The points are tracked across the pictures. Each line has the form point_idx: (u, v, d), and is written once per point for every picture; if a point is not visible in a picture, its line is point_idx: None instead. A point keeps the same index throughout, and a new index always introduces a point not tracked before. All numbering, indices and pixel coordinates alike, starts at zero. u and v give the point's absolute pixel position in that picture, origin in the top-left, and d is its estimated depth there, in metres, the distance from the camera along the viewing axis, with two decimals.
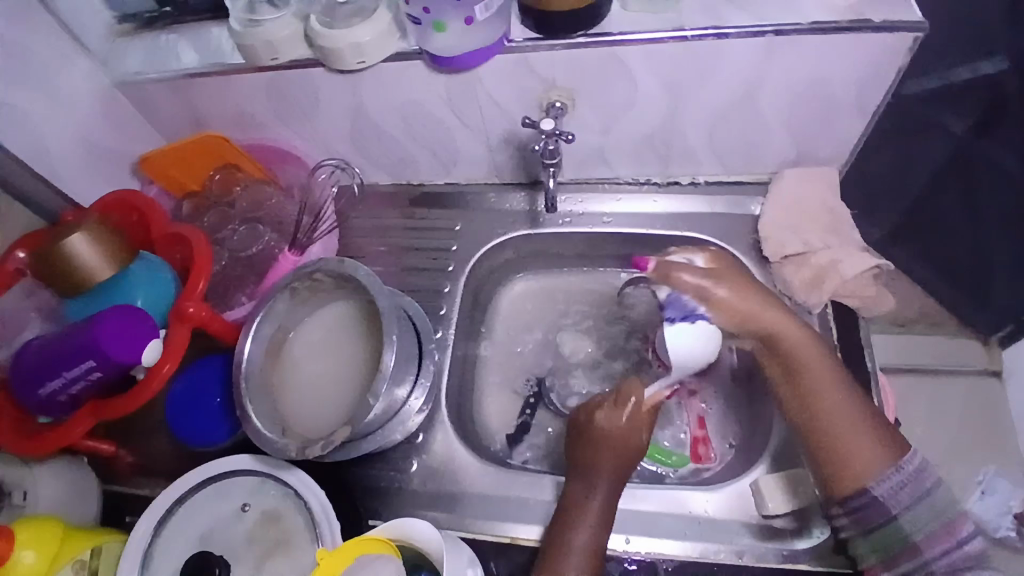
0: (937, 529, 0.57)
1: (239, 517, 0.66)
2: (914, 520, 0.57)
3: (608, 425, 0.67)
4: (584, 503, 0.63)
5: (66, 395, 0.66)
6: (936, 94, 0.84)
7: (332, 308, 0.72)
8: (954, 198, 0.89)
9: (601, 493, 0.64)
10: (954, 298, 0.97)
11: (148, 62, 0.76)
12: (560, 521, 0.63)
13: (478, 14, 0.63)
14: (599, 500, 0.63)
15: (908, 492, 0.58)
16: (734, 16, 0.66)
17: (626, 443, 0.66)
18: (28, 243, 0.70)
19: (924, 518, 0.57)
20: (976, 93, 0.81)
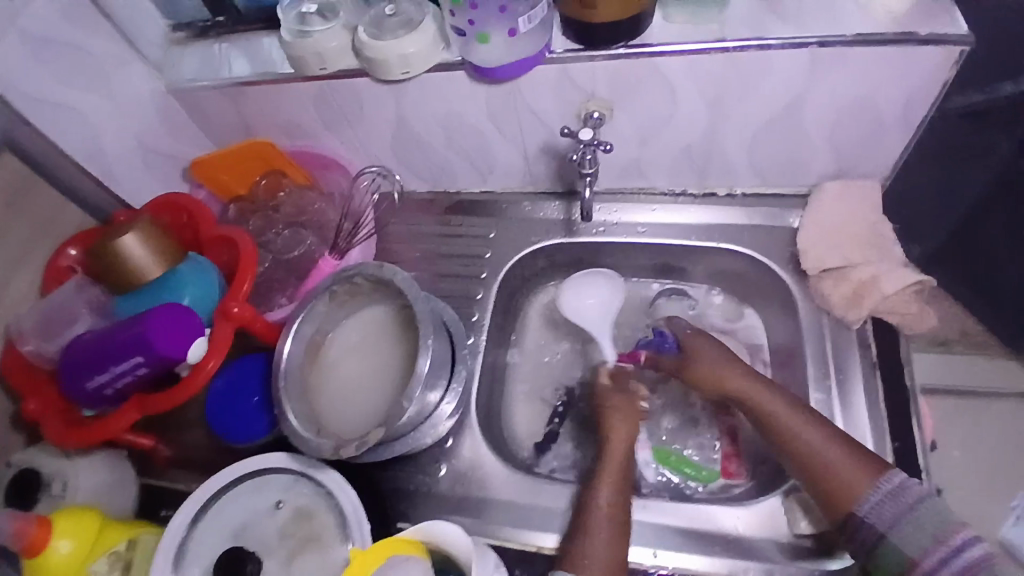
0: (929, 542, 0.54)
1: (272, 513, 0.68)
2: (904, 537, 0.55)
3: (617, 434, 0.70)
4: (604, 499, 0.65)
5: (113, 389, 0.68)
6: (983, 109, 0.73)
7: (368, 313, 0.73)
8: (1001, 218, 0.81)
9: (613, 492, 0.65)
10: (991, 319, 0.89)
11: (202, 70, 0.79)
12: (580, 523, 0.64)
13: (521, 25, 0.64)
14: (614, 503, 0.64)
15: (890, 507, 0.57)
16: (779, 29, 0.65)
17: (626, 454, 0.68)
18: (82, 240, 0.76)
19: (913, 533, 0.55)
20: (998, 113, 0.73)
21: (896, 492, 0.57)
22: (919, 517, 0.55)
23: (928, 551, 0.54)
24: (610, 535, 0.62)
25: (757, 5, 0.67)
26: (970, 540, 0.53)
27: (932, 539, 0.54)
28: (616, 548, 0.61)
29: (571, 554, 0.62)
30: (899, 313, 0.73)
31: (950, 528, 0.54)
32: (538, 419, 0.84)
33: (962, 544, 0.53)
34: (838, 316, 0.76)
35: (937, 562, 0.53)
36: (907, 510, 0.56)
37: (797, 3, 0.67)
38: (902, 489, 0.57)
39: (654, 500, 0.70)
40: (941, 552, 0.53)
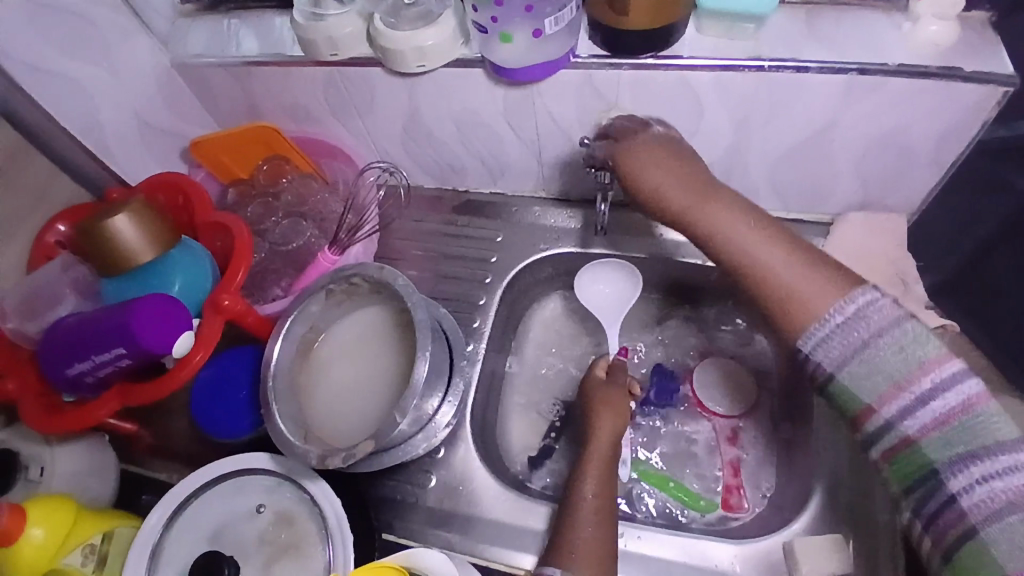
0: (885, 386, 0.45)
1: (253, 516, 0.66)
2: (858, 380, 0.46)
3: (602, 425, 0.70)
4: (590, 492, 0.64)
5: (93, 376, 0.67)
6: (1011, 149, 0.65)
7: (365, 313, 0.70)
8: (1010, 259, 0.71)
9: (598, 483, 0.65)
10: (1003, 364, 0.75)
11: (209, 46, 0.75)
12: (568, 514, 0.63)
13: (547, 27, 0.61)
14: (600, 497, 0.64)
15: (839, 342, 0.47)
16: (817, 51, 0.62)
17: (609, 447, 0.68)
18: (70, 216, 0.73)
19: (866, 374, 0.46)
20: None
21: (858, 316, 0.47)
22: (878, 352, 0.45)
23: (888, 397, 0.45)
24: (596, 528, 0.61)
25: (796, 24, 0.64)
26: (942, 384, 0.44)
27: (892, 383, 0.45)
28: (602, 543, 0.61)
29: (558, 548, 0.61)
30: None
31: (919, 370, 0.44)
32: (533, 433, 0.81)
33: (930, 390, 0.44)
34: None
35: (898, 410, 0.45)
36: (861, 346, 0.46)
37: (836, 25, 0.63)
38: (867, 311, 0.47)
39: (646, 529, 0.69)
40: (903, 400, 0.45)
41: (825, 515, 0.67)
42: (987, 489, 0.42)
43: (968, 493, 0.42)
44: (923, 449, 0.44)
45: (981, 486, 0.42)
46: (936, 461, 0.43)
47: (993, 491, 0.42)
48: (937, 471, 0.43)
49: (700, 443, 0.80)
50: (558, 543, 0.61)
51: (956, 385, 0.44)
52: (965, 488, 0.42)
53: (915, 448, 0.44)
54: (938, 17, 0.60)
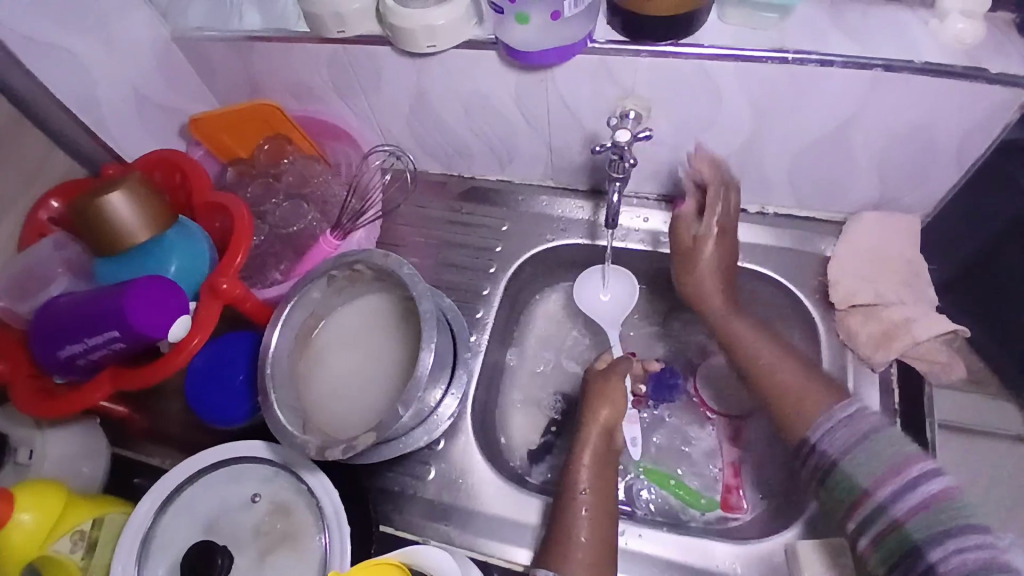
0: (881, 470, 0.51)
1: (248, 506, 0.64)
2: (856, 464, 0.52)
3: (597, 415, 0.66)
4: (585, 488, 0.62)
5: (86, 360, 0.64)
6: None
7: (368, 300, 0.68)
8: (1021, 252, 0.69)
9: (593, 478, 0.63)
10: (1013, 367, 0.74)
11: (211, 19, 0.73)
12: (563, 512, 0.61)
13: (566, 10, 0.58)
14: (596, 492, 0.62)
15: (843, 433, 0.55)
16: (842, 43, 0.60)
17: (602, 438, 0.65)
18: (65, 192, 0.71)
19: (862, 460, 0.52)
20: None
21: (851, 419, 0.56)
22: (874, 441, 0.53)
23: (882, 479, 0.51)
24: (592, 526, 0.60)
25: (821, 15, 0.62)
26: (925, 474, 0.50)
27: (885, 468, 0.51)
28: (599, 542, 0.59)
29: (554, 546, 0.60)
30: (928, 360, 0.69)
31: (907, 461, 0.51)
32: (534, 427, 0.80)
33: (918, 477, 0.50)
34: (863, 355, 0.72)
35: (889, 494, 0.50)
36: (860, 438, 0.54)
37: (862, 17, 0.61)
38: (858, 416, 0.55)
39: (647, 527, 0.68)
40: (894, 484, 0.50)
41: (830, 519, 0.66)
42: (960, 559, 0.45)
43: (945, 562, 0.46)
44: (908, 530, 0.48)
45: (955, 555, 0.45)
46: (918, 537, 0.48)
47: (966, 559, 0.45)
48: (919, 546, 0.47)
49: (704, 441, 0.79)
50: (554, 541, 0.60)
51: (933, 475, 0.49)
52: (943, 557, 0.46)
53: (902, 528, 0.49)
54: (965, 15, 0.58)
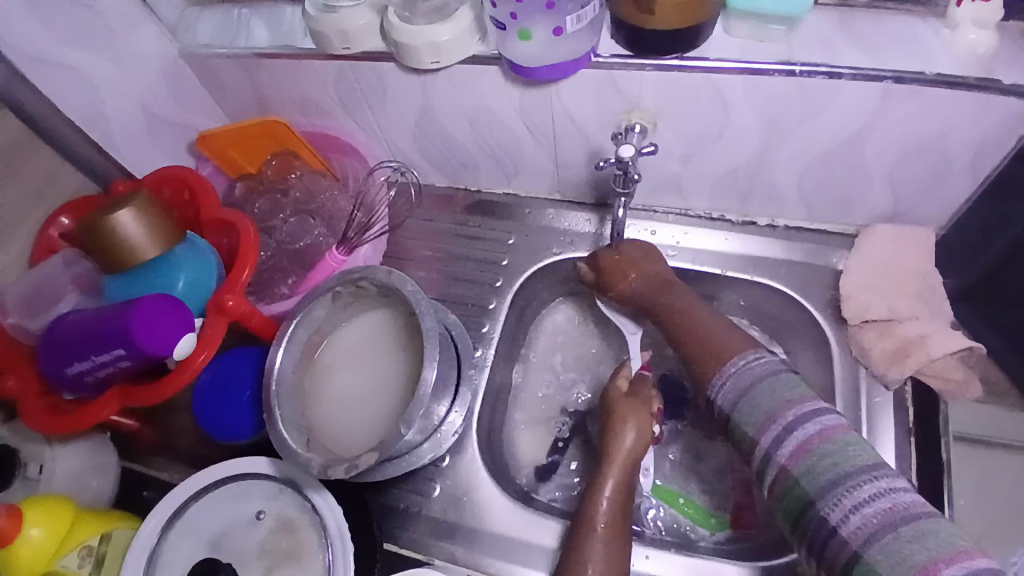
0: (760, 421, 0.52)
1: (253, 523, 0.65)
2: (745, 414, 0.54)
3: (621, 442, 0.65)
4: (605, 516, 0.61)
5: (93, 377, 0.66)
6: None
7: (374, 317, 0.68)
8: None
9: (613, 506, 0.62)
10: None
11: (220, 36, 0.73)
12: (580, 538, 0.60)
13: (568, 25, 0.58)
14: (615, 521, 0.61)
15: (737, 382, 0.57)
16: (853, 55, 0.59)
17: (626, 468, 0.64)
18: (75, 209, 0.72)
19: (749, 412, 0.54)
20: None
21: (738, 373, 0.57)
22: (756, 391, 0.54)
23: (763, 429, 0.52)
24: (609, 554, 0.59)
25: (829, 26, 0.61)
26: (801, 418, 0.50)
27: (764, 417, 0.52)
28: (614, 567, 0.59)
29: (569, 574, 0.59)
30: (943, 377, 0.68)
31: (784, 406, 0.52)
32: (541, 443, 0.79)
33: (793, 422, 0.50)
34: (876, 372, 0.70)
35: (771, 443, 0.51)
36: (746, 389, 0.55)
37: (872, 29, 0.60)
38: (744, 369, 0.57)
39: (654, 548, 0.67)
40: (774, 432, 0.51)
41: None
42: (859, 516, 0.45)
43: (844, 523, 0.45)
44: (796, 478, 0.49)
45: (852, 514, 0.45)
46: (808, 488, 0.48)
47: (864, 516, 0.45)
48: (813, 500, 0.47)
49: (714, 459, 0.78)
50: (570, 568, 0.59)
51: (813, 418, 0.50)
52: (842, 518, 0.45)
53: (792, 478, 0.49)
54: (977, 25, 0.56)
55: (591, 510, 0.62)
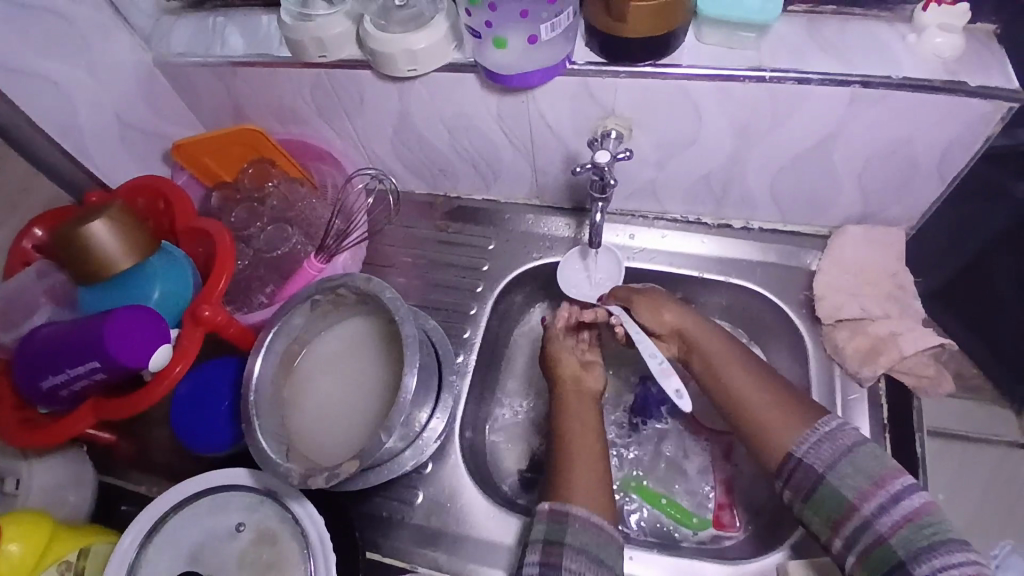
0: (865, 485, 0.55)
1: (233, 536, 0.64)
2: (843, 479, 0.55)
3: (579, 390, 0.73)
4: (577, 445, 0.67)
5: (67, 391, 0.65)
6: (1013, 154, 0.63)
7: (351, 325, 0.68)
8: None
9: (579, 432, 0.68)
10: None
11: (194, 45, 0.73)
12: (562, 459, 0.66)
13: (543, 34, 0.58)
14: (586, 449, 0.66)
15: (828, 448, 0.57)
16: (822, 61, 0.60)
17: (587, 408, 0.71)
18: (48, 220, 0.71)
19: (850, 475, 0.55)
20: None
21: (833, 435, 0.58)
22: (859, 456, 0.56)
23: (866, 495, 0.54)
24: (589, 474, 0.64)
25: (797, 33, 0.62)
26: (908, 488, 0.54)
27: (870, 482, 0.55)
28: (592, 482, 0.63)
29: (559, 485, 0.63)
30: (916, 374, 0.69)
31: (890, 474, 0.55)
32: (526, 450, 0.79)
33: (901, 491, 0.54)
34: (850, 371, 0.72)
35: (874, 509, 0.54)
36: (846, 452, 0.57)
37: (839, 34, 0.62)
38: (839, 432, 0.58)
39: (638, 549, 0.68)
40: (878, 499, 0.54)
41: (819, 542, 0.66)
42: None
43: None
44: (891, 545, 0.52)
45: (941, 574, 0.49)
46: (902, 552, 0.52)
47: None
48: (905, 562, 0.51)
49: (695, 458, 0.79)
50: (560, 482, 0.64)
51: (915, 490, 0.54)
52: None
53: (888, 544, 0.52)
54: (944, 29, 0.58)
55: (563, 440, 0.68)
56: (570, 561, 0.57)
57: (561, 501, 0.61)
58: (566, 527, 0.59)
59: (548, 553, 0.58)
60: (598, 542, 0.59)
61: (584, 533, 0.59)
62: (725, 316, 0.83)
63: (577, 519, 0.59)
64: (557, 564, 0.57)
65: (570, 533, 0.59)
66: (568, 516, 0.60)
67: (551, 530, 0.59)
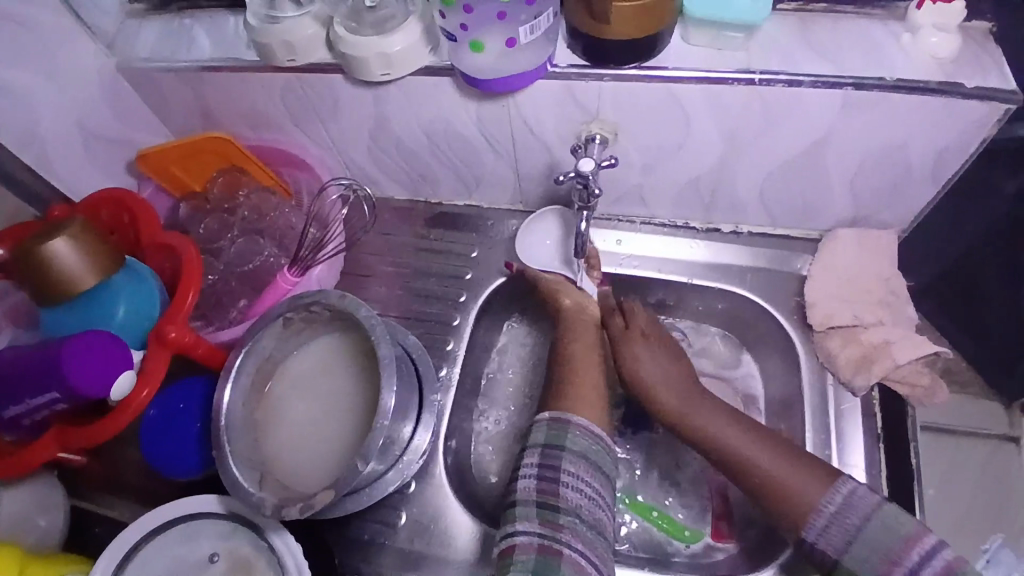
0: (881, 564, 0.53)
1: (207, 566, 0.62)
2: (858, 561, 0.54)
3: (585, 313, 0.74)
4: (578, 362, 0.69)
5: (30, 419, 0.62)
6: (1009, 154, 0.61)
7: (327, 341, 0.66)
8: None
9: (581, 355, 0.70)
10: None
11: (159, 48, 0.69)
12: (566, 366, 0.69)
13: (522, 36, 0.55)
14: (588, 363, 0.69)
15: (839, 529, 0.55)
16: (812, 63, 0.58)
17: (591, 329, 0.73)
18: (10, 238, 0.65)
19: (866, 556, 0.54)
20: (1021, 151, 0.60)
21: (842, 511, 0.56)
22: (868, 534, 0.54)
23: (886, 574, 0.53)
24: (588, 386, 0.66)
25: (787, 32, 0.60)
26: (924, 557, 0.52)
27: (885, 561, 0.53)
28: (591, 391, 0.66)
29: (563, 395, 0.66)
30: (910, 384, 0.67)
31: (905, 546, 0.52)
32: (512, 465, 0.76)
33: (920, 563, 0.52)
34: (843, 380, 0.70)
35: None
36: (853, 531, 0.55)
37: (830, 34, 0.59)
38: (850, 505, 0.55)
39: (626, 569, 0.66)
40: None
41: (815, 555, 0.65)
42: None
43: None
44: None
45: None
46: None
47: None
48: None
49: (687, 470, 0.77)
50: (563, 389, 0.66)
51: (934, 553, 0.52)
52: None
53: None
54: (939, 28, 0.56)
55: (566, 360, 0.70)
56: (570, 465, 0.59)
57: (561, 410, 0.64)
58: (566, 433, 0.62)
59: (548, 456, 0.60)
60: (597, 450, 0.62)
61: (583, 440, 0.61)
62: (715, 322, 0.81)
63: (577, 427, 0.62)
64: (558, 466, 0.59)
65: (570, 439, 0.61)
66: (569, 423, 0.62)
67: (552, 436, 0.62)
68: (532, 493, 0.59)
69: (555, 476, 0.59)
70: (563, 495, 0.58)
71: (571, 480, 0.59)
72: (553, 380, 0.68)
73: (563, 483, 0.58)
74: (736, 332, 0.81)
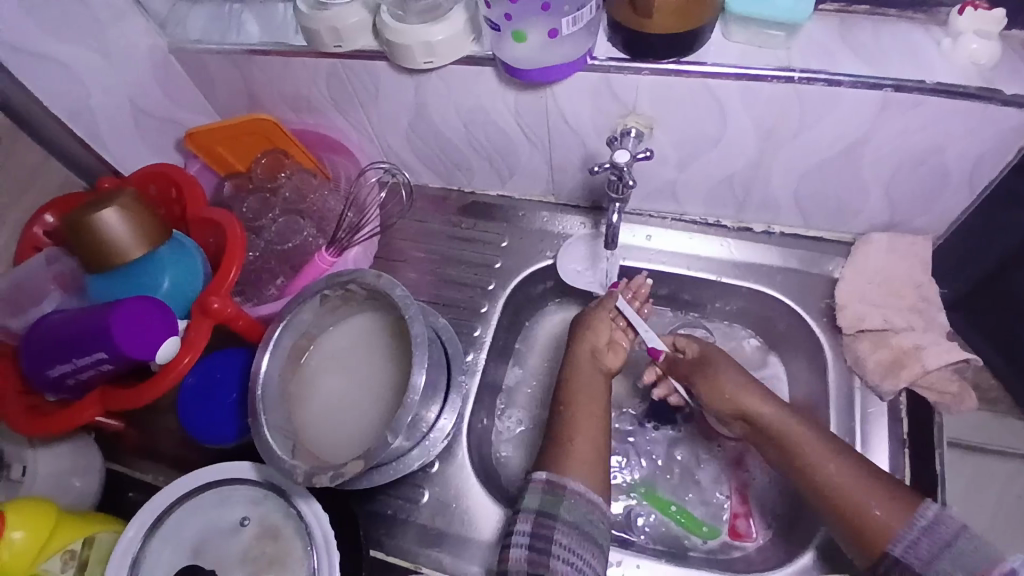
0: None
1: (237, 530, 0.64)
2: None
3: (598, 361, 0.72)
4: (581, 419, 0.67)
5: (75, 379, 0.65)
6: None
7: (361, 321, 0.67)
8: None
9: (586, 401, 0.68)
10: None
11: (210, 32, 0.72)
12: (565, 417, 0.67)
13: (564, 28, 0.56)
14: (591, 420, 0.66)
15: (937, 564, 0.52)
16: (851, 62, 0.58)
17: (598, 379, 0.70)
18: (59, 207, 0.70)
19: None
20: None
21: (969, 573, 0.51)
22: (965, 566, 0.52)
23: None
24: (589, 444, 0.64)
25: (827, 33, 0.60)
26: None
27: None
28: (593, 457, 0.64)
29: (558, 452, 0.64)
30: (938, 390, 0.67)
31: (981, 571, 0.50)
32: (533, 453, 0.77)
33: None
34: (871, 383, 0.70)
35: None
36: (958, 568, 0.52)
37: (870, 34, 0.59)
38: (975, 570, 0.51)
39: (645, 558, 0.67)
40: None
41: (832, 555, 0.65)
42: None
43: None
44: None
45: None
46: None
47: None
48: None
49: (707, 467, 0.77)
50: (560, 446, 0.65)
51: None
52: None
53: None
54: (980, 35, 0.55)
55: (569, 408, 0.67)
56: (562, 536, 0.58)
57: (559, 472, 0.62)
58: (562, 501, 0.60)
59: (542, 524, 0.59)
60: (591, 517, 0.60)
61: (577, 508, 0.60)
62: (742, 321, 0.82)
63: (573, 493, 0.61)
64: (549, 537, 0.58)
65: (565, 507, 0.60)
66: (565, 489, 0.61)
67: (547, 501, 0.60)
68: (524, 563, 0.58)
69: (546, 547, 0.58)
70: (554, 566, 0.57)
71: (562, 552, 0.57)
72: (553, 434, 0.66)
73: (554, 555, 0.57)
74: (764, 332, 0.81)
